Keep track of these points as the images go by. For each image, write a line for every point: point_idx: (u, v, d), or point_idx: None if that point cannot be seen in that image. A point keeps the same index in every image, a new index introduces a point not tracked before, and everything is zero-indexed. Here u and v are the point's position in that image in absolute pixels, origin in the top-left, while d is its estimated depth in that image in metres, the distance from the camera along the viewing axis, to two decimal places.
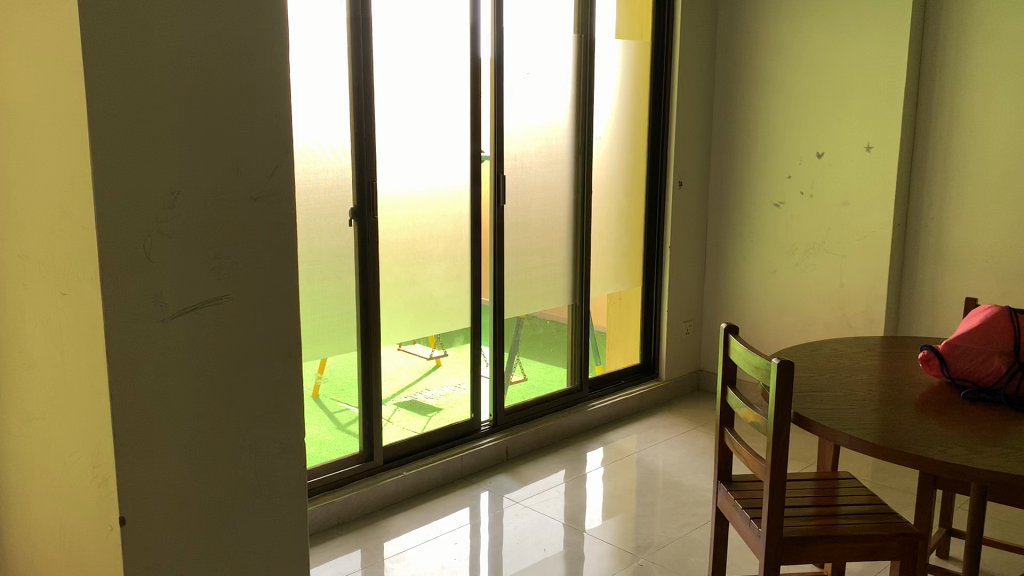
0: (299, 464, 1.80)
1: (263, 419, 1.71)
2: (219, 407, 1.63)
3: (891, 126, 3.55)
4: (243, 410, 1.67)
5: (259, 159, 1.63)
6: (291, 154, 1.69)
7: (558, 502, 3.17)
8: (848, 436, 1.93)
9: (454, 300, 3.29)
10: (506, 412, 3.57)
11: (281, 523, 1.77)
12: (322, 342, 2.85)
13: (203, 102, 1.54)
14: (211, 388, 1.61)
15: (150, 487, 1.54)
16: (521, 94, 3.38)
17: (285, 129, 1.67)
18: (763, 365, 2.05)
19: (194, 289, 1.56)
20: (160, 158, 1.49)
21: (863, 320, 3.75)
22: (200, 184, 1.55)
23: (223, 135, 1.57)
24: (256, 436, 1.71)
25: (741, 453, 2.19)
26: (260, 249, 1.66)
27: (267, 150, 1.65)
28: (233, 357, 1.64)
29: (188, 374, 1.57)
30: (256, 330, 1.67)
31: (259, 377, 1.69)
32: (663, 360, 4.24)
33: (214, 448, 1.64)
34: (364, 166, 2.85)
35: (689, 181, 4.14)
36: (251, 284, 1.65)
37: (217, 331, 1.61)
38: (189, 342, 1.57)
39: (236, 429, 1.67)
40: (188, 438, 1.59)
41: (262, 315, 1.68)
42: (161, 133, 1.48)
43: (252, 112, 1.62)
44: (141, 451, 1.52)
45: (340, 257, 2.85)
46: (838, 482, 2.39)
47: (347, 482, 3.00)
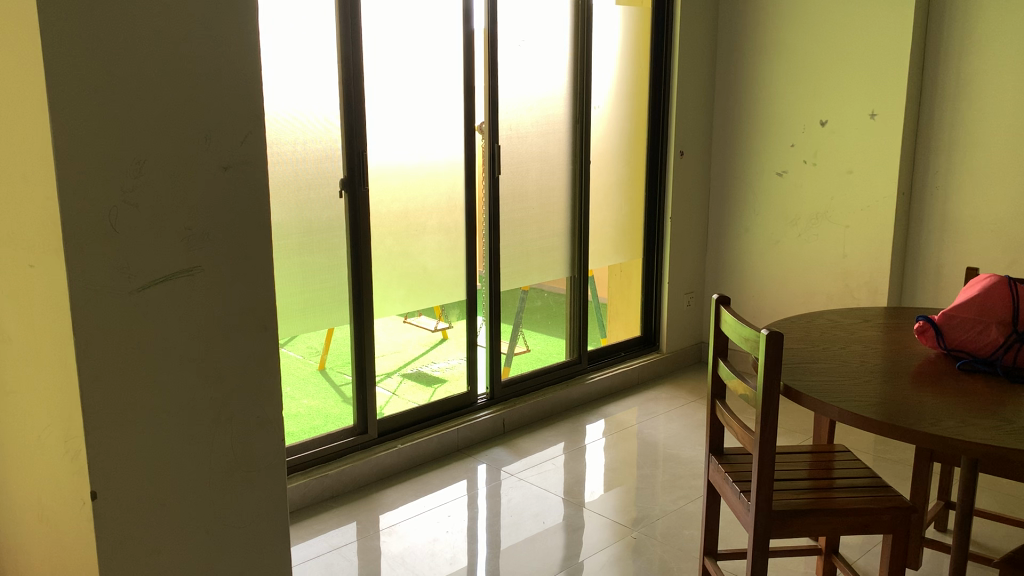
0: (278, 437, 1.78)
1: (239, 391, 1.69)
2: (193, 380, 1.62)
3: (896, 94, 3.46)
4: (218, 383, 1.66)
5: (228, 126, 1.60)
6: (263, 122, 1.65)
7: (555, 474, 3.15)
8: (838, 409, 1.89)
9: (448, 272, 3.25)
10: (503, 384, 3.54)
11: (259, 496, 1.76)
12: (313, 315, 2.82)
13: (169, 69, 1.50)
14: (184, 360, 1.59)
15: (123, 462, 1.53)
16: (516, 61, 3.31)
17: (255, 95, 1.63)
18: (753, 336, 2.01)
19: (163, 260, 1.54)
20: (125, 127, 1.45)
21: (866, 291, 3.69)
22: (169, 153, 1.52)
23: (190, 102, 1.54)
24: (232, 409, 1.69)
25: (732, 425, 2.15)
26: (232, 218, 1.63)
27: (237, 118, 1.61)
28: (206, 329, 1.62)
29: (160, 346, 1.55)
30: (230, 301, 1.65)
31: (233, 349, 1.67)
32: (664, 332, 4.20)
33: (189, 421, 1.62)
34: (353, 136, 2.80)
35: (691, 150, 4.07)
36: (224, 256, 1.62)
37: (189, 303, 1.58)
38: (159, 315, 1.54)
39: (211, 402, 1.65)
40: (161, 411, 1.57)
41: (234, 286, 1.65)
42: (126, 101, 1.45)
43: (221, 79, 1.58)
44: (112, 425, 1.50)
45: (330, 229, 2.82)
46: (833, 455, 2.36)
47: (341, 455, 2.99)
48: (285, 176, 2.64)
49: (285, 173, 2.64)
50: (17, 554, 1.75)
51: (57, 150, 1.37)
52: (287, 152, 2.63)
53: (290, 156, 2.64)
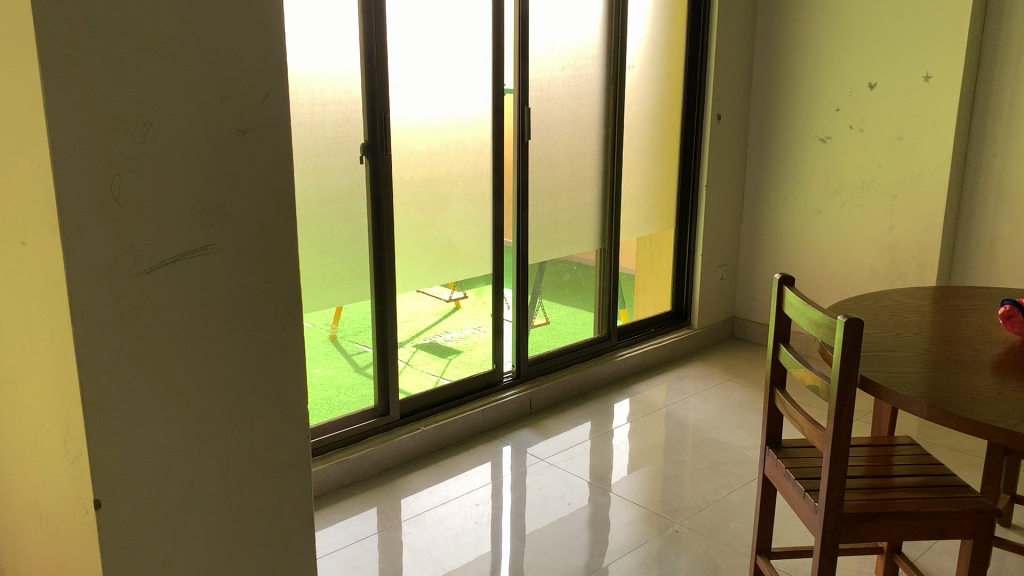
0: (303, 433, 1.60)
1: (259, 385, 1.50)
2: (210, 371, 1.43)
3: (954, 54, 3.23)
4: (238, 376, 1.47)
5: (246, 84, 1.39)
6: (286, 79, 1.44)
7: (583, 459, 2.97)
8: (926, 406, 1.69)
9: (474, 243, 3.05)
10: (530, 362, 3.35)
11: (283, 500, 1.58)
12: (332, 291, 2.63)
13: (179, 16, 1.29)
14: (199, 350, 1.41)
15: (129, 465, 1.35)
16: (547, 16, 3.08)
17: (279, 49, 1.42)
18: (826, 321, 1.80)
19: (173, 238, 1.34)
20: (128, 82, 1.25)
21: (914, 267, 3.48)
22: (180, 115, 1.32)
23: (203, 55, 1.33)
24: (253, 403, 1.50)
25: (796, 418, 1.96)
26: (251, 189, 1.43)
27: (255, 73, 1.40)
28: (222, 315, 1.43)
29: (169, 335, 1.36)
30: (251, 283, 1.46)
31: (252, 337, 1.48)
32: (696, 306, 4.00)
33: (205, 418, 1.44)
34: (376, 97, 2.58)
35: (728, 113, 3.84)
36: (243, 232, 1.42)
37: (202, 286, 1.39)
38: (169, 299, 1.35)
39: (229, 396, 1.46)
40: (173, 408, 1.39)
41: (253, 266, 1.45)
42: (127, 54, 1.24)
43: (239, 29, 1.37)
44: (115, 424, 1.32)
45: (350, 197, 2.61)
46: (893, 448, 2.15)
47: (362, 438, 2.82)
48: (302, 139, 2.43)
49: (303, 136, 2.44)
50: (16, 560, 1.58)
51: (48, 108, 1.18)
52: (305, 113, 2.43)
53: (308, 118, 2.43)
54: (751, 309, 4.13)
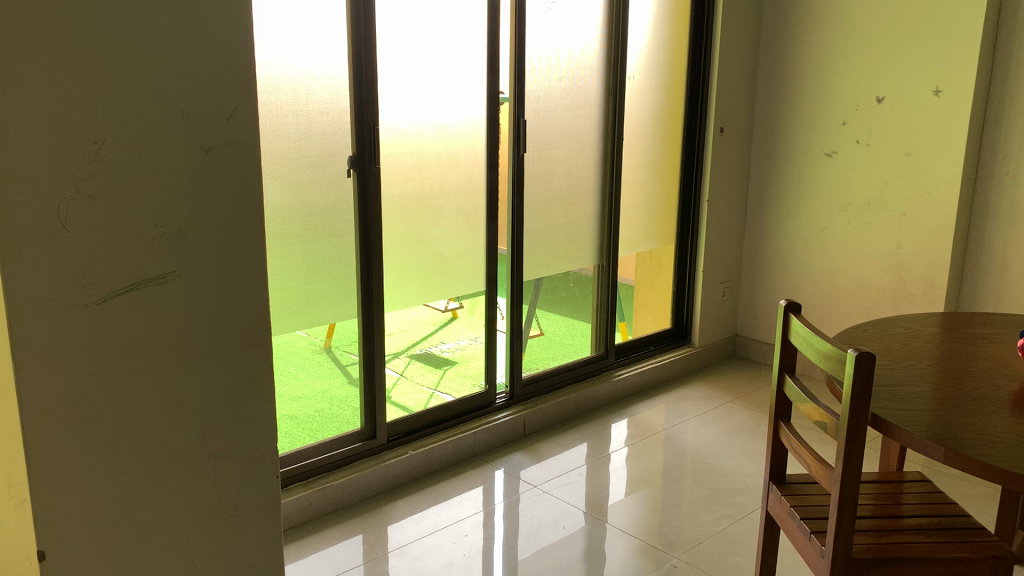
0: (273, 477, 1.48)
1: (224, 423, 1.39)
2: (168, 410, 1.32)
3: (964, 67, 3.12)
4: (203, 413, 1.36)
5: (211, 98, 1.29)
6: (256, 93, 1.33)
7: (578, 486, 2.86)
8: (943, 449, 1.57)
9: (467, 259, 2.95)
10: (524, 382, 3.24)
11: (249, 549, 1.47)
12: (318, 309, 2.52)
13: (136, 24, 1.19)
14: (160, 387, 1.30)
15: (77, 509, 1.24)
16: (546, 24, 2.97)
17: (247, 60, 1.31)
18: (836, 354, 1.69)
19: (128, 267, 1.23)
20: (77, 96, 1.15)
21: (922, 287, 3.37)
22: (138, 131, 1.21)
23: (163, 64, 1.22)
24: (219, 440, 1.39)
25: (801, 455, 1.85)
26: (217, 212, 1.32)
27: (221, 85, 1.29)
28: (182, 349, 1.32)
29: (124, 371, 1.25)
30: (216, 312, 1.35)
31: (217, 371, 1.37)
32: (696, 324, 3.89)
33: (164, 459, 1.33)
34: (364, 107, 2.48)
35: (731, 126, 3.73)
36: (207, 258, 1.31)
37: (162, 318, 1.28)
38: (123, 333, 1.24)
39: (192, 434, 1.36)
40: (128, 449, 1.28)
41: (219, 295, 1.34)
42: (78, 64, 1.14)
43: (204, 36, 1.27)
44: (60, 468, 1.21)
45: (338, 211, 2.50)
46: (903, 485, 2.03)
47: (347, 463, 2.70)
48: (282, 151, 2.32)
49: (287, 149, 2.33)
50: None
51: None
52: (289, 124, 2.32)
53: (292, 130, 2.33)
54: (753, 327, 4.02)
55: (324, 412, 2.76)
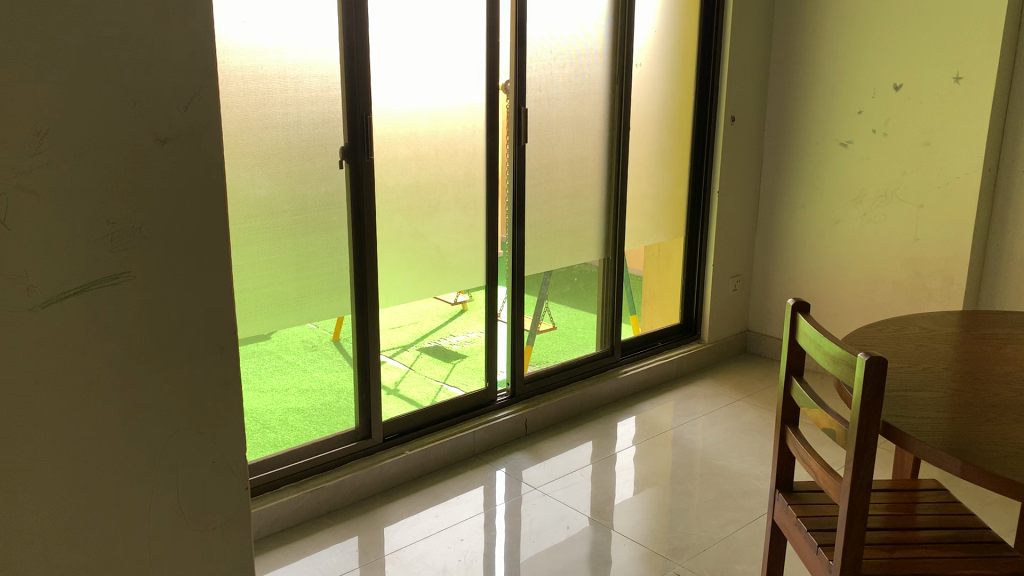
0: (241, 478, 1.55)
1: (180, 412, 1.44)
2: (123, 408, 1.37)
3: (986, 54, 2.99)
4: (157, 405, 1.41)
5: (167, 92, 1.33)
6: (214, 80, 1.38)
7: (581, 488, 2.76)
8: (962, 463, 1.46)
9: (467, 253, 2.86)
10: (526, 380, 3.14)
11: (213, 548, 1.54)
12: (309, 305, 2.43)
13: (79, 20, 1.23)
14: (115, 378, 1.36)
15: (33, 492, 1.31)
16: (547, 10, 2.86)
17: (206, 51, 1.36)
18: (845, 357, 1.60)
19: (81, 267, 1.29)
20: (18, 102, 1.20)
21: (940, 281, 3.24)
22: (84, 135, 1.26)
23: (110, 64, 1.27)
24: (174, 431, 1.44)
25: (809, 463, 1.76)
26: (174, 204, 1.37)
27: (177, 75, 1.34)
28: (134, 345, 1.37)
29: (78, 362, 1.32)
30: (170, 302, 1.40)
31: (171, 362, 1.42)
32: (706, 319, 3.78)
33: (121, 447, 1.39)
34: (357, 95, 2.38)
35: (743, 115, 3.62)
36: (161, 259, 1.37)
37: (115, 315, 1.34)
38: (73, 332, 1.30)
39: (151, 424, 1.41)
40: (82, 436, 1.34)
41: (171, 294, 1.40)
42: (25, 67, 1.20)
43: (149, 30, 1.31)
44: (14, 451, 1.28)
45: (328, 204, 2.41)
46: (917, 494, 1.93)
47: (342, 463, 2.62)
48: (253, 132, 2.19)
49: (274, 138, 2.24)
50: None
51: None
52: (274, 113, 2.23)
53: (279, 119, 2.24)
54: (765, 322, 3.91)
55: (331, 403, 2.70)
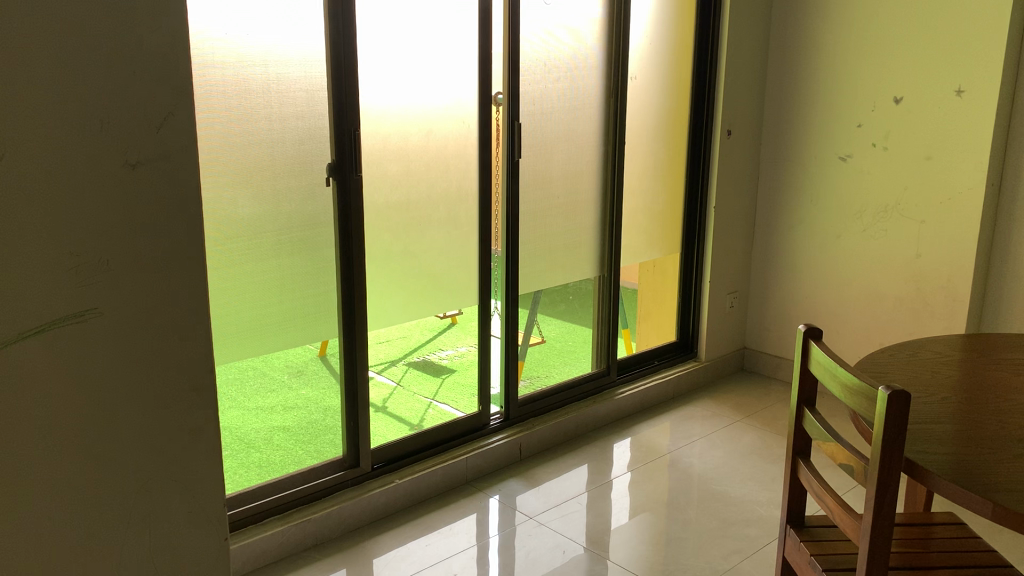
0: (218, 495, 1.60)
1: (144, 437, 1.47)
2: (90, 436, 1.41)
3: (989, 65, 2.92)
4: (129, 426, 1.45)
5: (138, 124, 1.37)
6: (188, 109, 1.43)
7: (578, 517, 2.65)
8: (994, 505, 1.37)
9: (459, 272, 2.76)
10: (521, 403, 3.04)
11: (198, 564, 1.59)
12: (294, 329, 2.32)
13: (54, 58, 1.27)
14: (79, 407, 1.39)
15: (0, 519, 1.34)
16: (541, 22, 2.78)
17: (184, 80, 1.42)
18: (863, 389, 1.51)
19: (48, 304, 1.32)
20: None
21: (943, 298, 3.17)
22: (52, 175, 1.29)
23: (75, 86, 1.30)
24: (139, 454, 1.48)
25: (823, 498, 1.66)
26: (141, 233, 1.41)
27: (150, 104, 1.38)
28: (99, 376, 1.40)
29: (47, 392, 1.34)
30: (137, 328, 1.42)
31: (136, 392, 1.45)
32: (703, 337, 3.70)
33: (86, 472, 1.40)
34: (344, 110, 2.28)
35: (739, 128, 3.54)
36: (124, 292, 1.40)
37: (80, 350, 1.37)
38: (40, 366, 1.33)
39: (112, 448, 1.44)
40: (48, 465, 1.37)
41: (139, 325, 1.43)
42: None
43: (119, 62, 1.34)
44: None
45: (314, 223, 2.31)
46: (933, 528, 1.83)
47: (329, 493, 2.51)
48: (233, 147, 2.09)
49: (258, 154, 2.14)
50: None
51: None
52: (258, 129, 2.12)
53: (263, 135, 2.14)
54: (763, 339, 3.83)
55: (319, 424, 2.50)
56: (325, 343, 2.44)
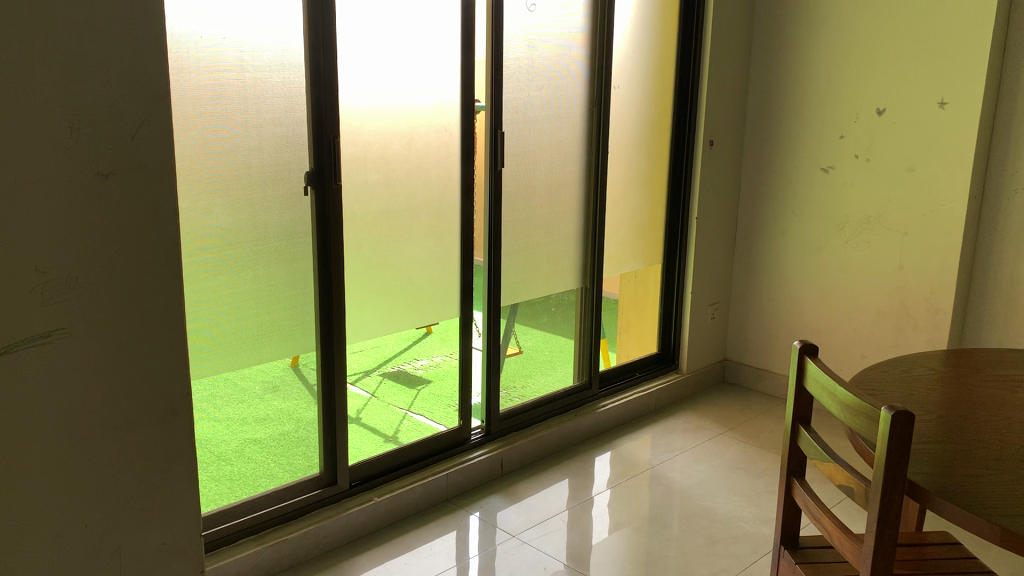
0: (181, 507, 1.61)
1: (111, 451, 1.49)
2: (53, 452, 1.41)
3: (972, 77, 2.91)
4: (90, 439, 1.45)
5: (110, 138, 1.39)
6: (162, 118, 1.45)
7: (560, 535, 2.59)
8: (1002, 529, 1.32)
9: (440, 284, 2.69)
10: (502, 417, 2.98)
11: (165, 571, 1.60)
12: (271, 342, 2.24)
13: (28, 74, 1.29)
14: (40, 423, 1.39)
15: None
16: (525, 29, 2.73)
17: (160, 91, 1.44)
18: (863, 409, 1.46)
19: (16, 324, 1.34)
20: None
21: (925, 310, 3.16)
22: (20, 197, 1.31)
23: (41, 103, 1.31)
24: (100, 469, 1.48)
25: (820, 520, 1.62)
26: (108, 246, 1.42)
27: (122, 115, 1.40)
28: (62, 393, 1.41)
29: (11, 411, 1.35)
30: (96, 343, 1.44)
31: (97, 405, 1.46)
32: (684, 349, 3.66)
33: (47, 488, 1.41)
34: (324, 116, 2.21)
35: (721, 138, 3.51)
36: (91, 308, 1.42)
37: (46, 370, 1.38)
38: (8, 385, 1.34)
39: (75, 461, 1.45)
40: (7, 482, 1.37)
41: (106, 340, 1.45)
42: None
43: (91, 73, 1.36)
44: None
45: (292, 234, 2.23)
46: (926, 548, 1.76)
47: (305, 513, 2.42)
48: (207, 155, 2.00)
49: (234, 162, 2.06)
50: None
51: None
52: (233, 135, 2.05)
53: (239, 142, 2.06)
54: (744, 351, 3.81)
55: (291, 437, 2.41)
56: (298, 359, 2.35)
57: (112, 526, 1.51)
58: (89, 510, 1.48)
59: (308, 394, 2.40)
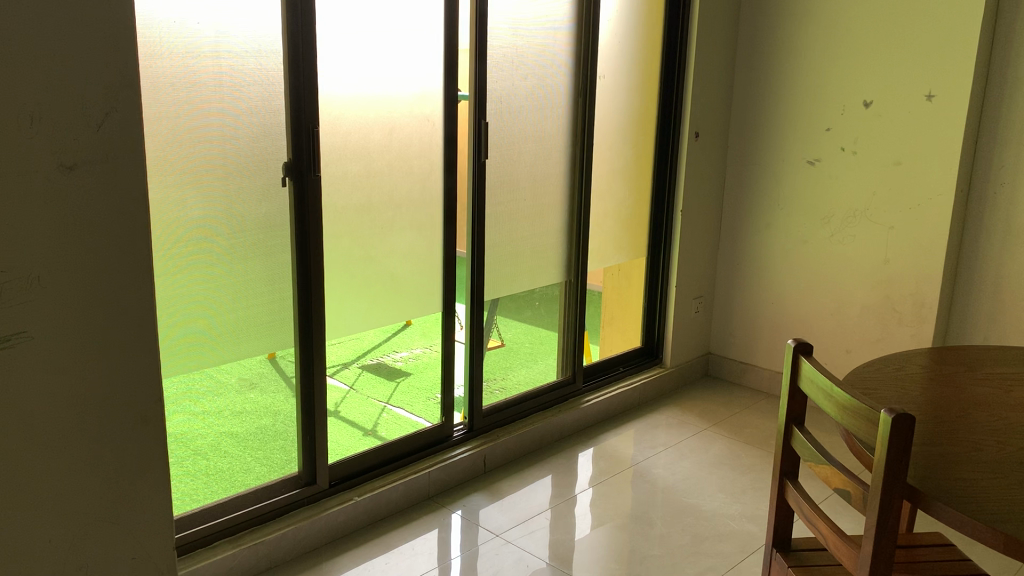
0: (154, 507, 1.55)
1: (78, 454, 1.43)
2: (16, 458, 1.36)
3: (959, 71, 2.89)
4: (55, 444, 1.40)
5: (73, 128, 1.33)
6: (130, 109, 1.39)
7: (544, 534, 2.54)
8: (1006, 535, 1.28)
9: (422, 278, 2.63)
10: (484, 414, 2.92)
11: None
12: (248, 338, 2.17)
13: None
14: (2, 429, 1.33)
15: None
16: (510, 17, 2.66)
17: (128, 81, 1.38)
18: (860, 410, 1.42)
19: None
20: None
21: (911, 305, 3.14)
22: None
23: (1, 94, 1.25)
24: (67, 473, 1.42)
25: (814, 522, 1.58)
26: (72, 243, 1.36)
27: (86, 105, 1.34)
28: (25, 396, 1.35)
29: None
30: (60, 344, 1.38)
31: (62, 409, 1.40)
32: (668, 342, 3.62)
33: (10, 494, 1.36)
34: (303, 105, 2.14)
35: (707, 130, 3.47)
36: (55, 308, 1.36)
37: (8, 374, 1.33)
38: None
39: (43, 465, 1.39)
40: None
41: (70, 340, 1.39)
42: None
43: (55, 61, 1.30)
44: None
45: (270, 226, 2.16)
46: (918, 551, 1.73)
47: (283, 513, 2.36)
48: (182, 145, 1.93)
49: (209, 150, 1.98)
50: None
51: None
52: (208, 122, 1.96)
53: (215, 130, 1.98)
54: (729, 344, 3.77)
55: (270, 430, 2.32)
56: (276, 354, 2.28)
57: (79, 530, 1.45)
58: (55, 515, 1.42)
59: (286, 389, 2.33)
